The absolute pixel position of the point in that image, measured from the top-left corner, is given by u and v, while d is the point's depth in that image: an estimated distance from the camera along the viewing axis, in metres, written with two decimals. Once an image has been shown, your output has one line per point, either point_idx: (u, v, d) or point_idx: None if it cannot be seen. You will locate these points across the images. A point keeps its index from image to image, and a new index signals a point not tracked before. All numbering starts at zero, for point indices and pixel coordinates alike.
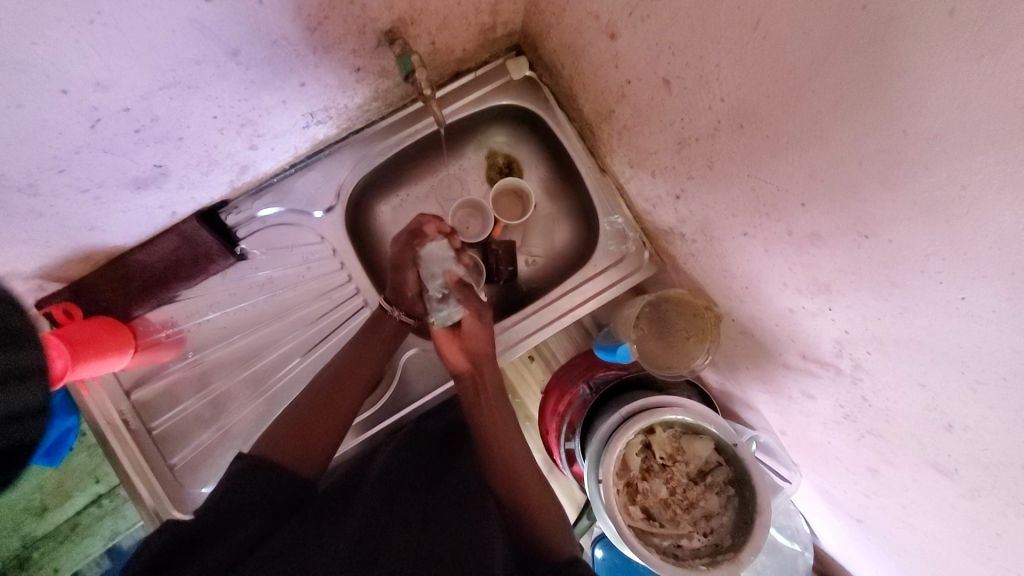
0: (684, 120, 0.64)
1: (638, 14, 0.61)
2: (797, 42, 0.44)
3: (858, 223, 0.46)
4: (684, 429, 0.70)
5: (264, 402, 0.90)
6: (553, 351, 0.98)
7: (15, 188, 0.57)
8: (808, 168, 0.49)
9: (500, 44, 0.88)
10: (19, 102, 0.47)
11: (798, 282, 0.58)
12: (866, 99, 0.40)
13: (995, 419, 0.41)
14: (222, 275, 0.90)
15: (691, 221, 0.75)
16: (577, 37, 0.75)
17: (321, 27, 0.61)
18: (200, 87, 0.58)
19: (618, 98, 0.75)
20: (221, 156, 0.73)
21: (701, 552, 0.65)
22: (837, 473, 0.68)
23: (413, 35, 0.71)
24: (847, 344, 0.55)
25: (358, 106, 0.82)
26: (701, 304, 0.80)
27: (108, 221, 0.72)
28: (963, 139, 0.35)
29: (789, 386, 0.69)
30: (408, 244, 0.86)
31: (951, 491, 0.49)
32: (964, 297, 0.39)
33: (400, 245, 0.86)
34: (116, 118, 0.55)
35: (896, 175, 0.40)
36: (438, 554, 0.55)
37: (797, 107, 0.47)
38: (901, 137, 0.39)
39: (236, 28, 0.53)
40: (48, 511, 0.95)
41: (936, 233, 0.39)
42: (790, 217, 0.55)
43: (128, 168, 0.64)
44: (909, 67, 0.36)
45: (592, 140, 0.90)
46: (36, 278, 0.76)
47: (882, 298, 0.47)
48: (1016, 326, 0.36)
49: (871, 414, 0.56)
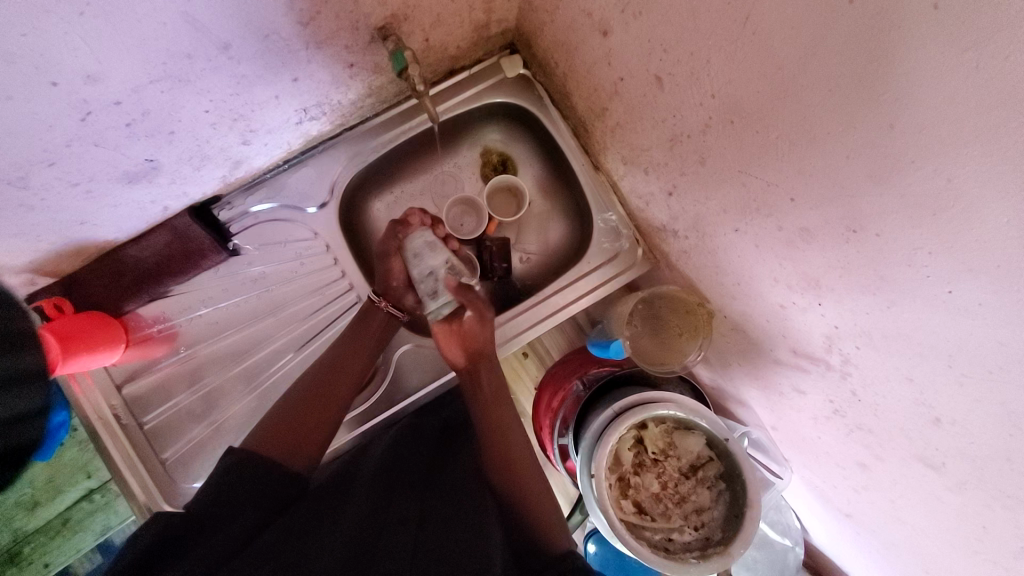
0: (677, 117, 0.64)
1: (631, 11, 0.61)
2: (787, 37, 0.44)
3: (846, 218, 0.47)
4: (676, 424, 0.70)
5: (257, 397, 0.90)
6: (547, 347, 0.98)
7: (5, 180, 0.56)
8: (797, 163, 0.50)
9: (494, 40, 0.88)
10: (8, 94, 0.46)
11: (788, 277, 0.59)
12: (855, 96, 0.41)
13: (981, 411, 0.42)
14: (215, 270, 0.89)
15: (683, 217, 0.75)
16: (570, 34, 0.76)
17: (314, 21, 0.61)
18: (192, 80, 0.58)
19: (611, 94, 0.76)
20: (213, 150, 0.73)
21: (692, 545, 0.66)
22: (827, 468, 0.68)
23: (406, 31, 0.71)
24: (836, 339, 0.55)
25: (352, 101, 0.82)
26: (694, 302, 0.81)
27: (100, 215, 0.71)
28: (949, 132, 0.35)
29: (781, 383, 0.70)
30: (394, 234, 0.86)
31: (938, 485, 0.50)
32: (951, 291, 0.40)
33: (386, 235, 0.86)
34: (106, 111, 0.55)
35: (886, 170, 0.41)
36: (431, 550, 0.55)
37: (788, 102, 0.48)
38: (889, 133, 0.39)
39: (228, 21, 0.53)
40: (39, 505, 0.94)
41: (923, 227, 0.40)
42: (781, 213, 0.55)
43: (120, 161, 0.64)
44: (897, 62, 0.36)
45: (586, 138, 0.90)
46: (26, 273, 0.76)
47: (872, 293, 0.48)
48: (1000, 319, 0.37)
49: (860, 408, 0.56)
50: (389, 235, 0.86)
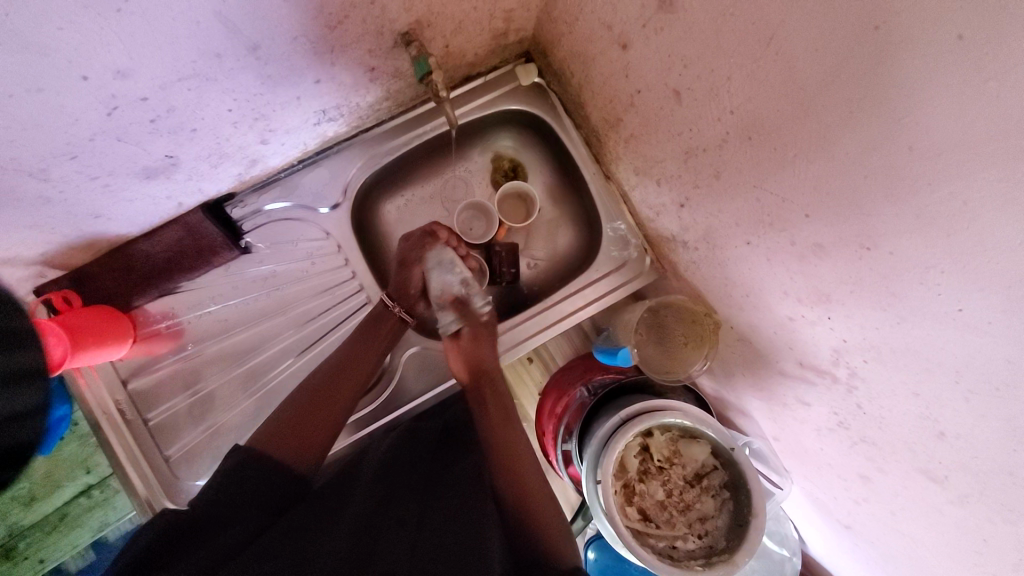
0: (694, 130, 0.66)
1: (653, 26, 0.63)
2: (811, 60, 0.45)
3: (860, 235, 0.48)
4: (681, 433, 0.71)
5: (260, 399, 0.90)
6: (552, 354, 0.99)
7: (26, 172, 0.56)
8: (814, 180, 0.51)
9: (511, 49, 0.89)
10: (39, 86, 0.47)
11: (799, 290, 0.60)
12: (871, 116, 0.42)
13: (986, 427, 0.43)
14: (224, 268, 0.89)
15: (694, 229, 0.76)
16: (588, 45, 0.77)
17: (341, 25, 0.61)
18: (219, 79, 0.58)
19: (627, 106, 0.77)
20: (231, 148, 0.73)
21: (696, 554, 0.66)
22: (827, 479, 0.69)
23: (428, 37, 0.72)
24: (844, 352, 0.57)
25: (369, 104, 0.82)
26: (701, 311, 0.81)
27: (115, 209, 0.71)
28: (967, 156, 0.36)
29: (785, 394, 0.71)
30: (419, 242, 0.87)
31: (940, 497, 0.51)
32: (961, 309, 0.41)
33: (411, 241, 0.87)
34: (132, 106, 0.55)
35: (901, 189, 0.42)
36: (442, 557, 0.55)
37: (808, 121, 0.49)
38: (906, 154, 0.41)
39: (258, 23, 0.54)
40: (37, 499, 0.93)
41: (936, 246, 0.41)
42: (794, 227, 0.56)
43: (140, 157, 0.64)
44: (916, 87, 0.38)
45: (598, 147, 0.91)
46: (36, 265, 0.75)
47: (882, 308, 0.49)
48: (1010, 338, 0.38)
49: (865, 421, 0.58)
50: (414, 243, 0.87)
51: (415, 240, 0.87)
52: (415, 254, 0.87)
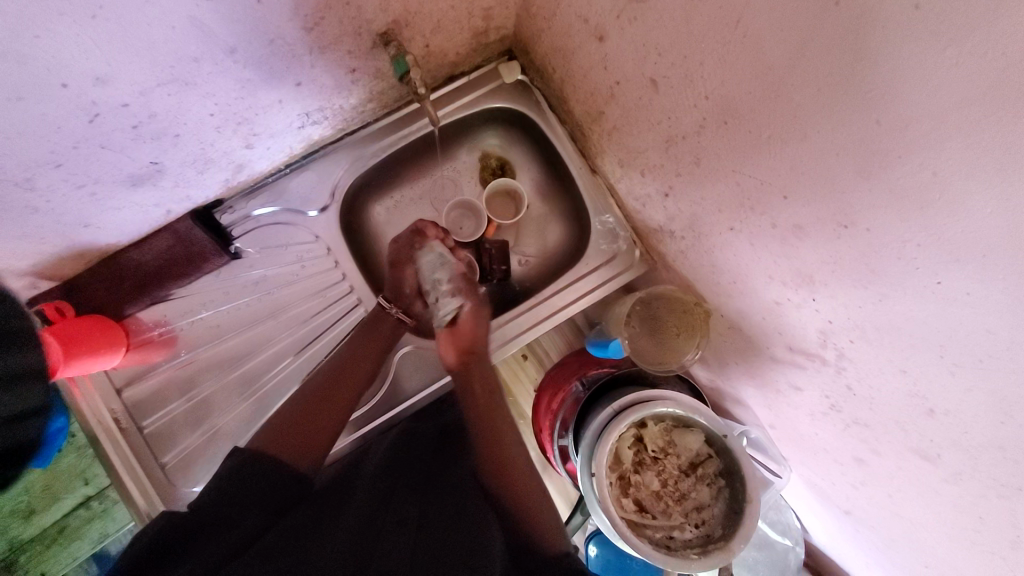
0: (672, 118, 0.66)
1: (626, 16, 0.63)
2: (776, 39, 0.46)
3: (837, 214, 0.48)
4: (675, 423, 0.71)
5: (254, 403, 0.90)
6: (546, 349, 0.99)
7: (12, 182, 0.57)
8: (789, 161, 0.51)
9: (493, 47, 0.90)
10: (20, 95, 0.47)
11: (783, 274, 0.60)
12: (839, 91, 0.43)
13: (974, 401, 0.43)
14: (216, 274, 0.90)
15: (679, 218, 0.77)
16: (567, 39, 0.77)
17: (318, 26, 0.62)
18: (198, 83, 0.59)
19: (607, 99, 0.77)
20: (217, 154, 0.74)
21: (693, 542, 0.66)
22: (825, 465, 0.69)
23: (407, 37, 0.72)
24: (830, 334, 0.56)
25: (353, 106, 0.83)
26: (691, 301, 0.82)
27: (103, 217, 0.72)
28: (934, 127, 0.36)
29: (778, 380, 0.71)
30: (409, 243, 0.89)
31: (934, 476, 0.51)
32: (940, 282, 0.41)
33: (400, 244, 0.89)
34: (114, 113, 0.56)
35: (874, 165, 0.42)
36: (439, 557, 0.55)
37: (779, 101, 0.49)
38: (875, 128, 0.41)
39: (235, 26, 0.55)
40: (36, 513, 0.94)
41: (912, 220, 0.41)
42: (774, 210, 0.57)
43: (125, 164, 0.65)
44: (880, 60, 0.38)
45: (582, 141, 0.92)
46: (27, 276, 0.76)
47: (863, 286, 0.49)
48: (988, 308, 0.38)
49: (856, 402, 0.57)
50: (403, 244, 0.89)
51: (403, 241, 0.89)
52: (406, 255, 0.89)
